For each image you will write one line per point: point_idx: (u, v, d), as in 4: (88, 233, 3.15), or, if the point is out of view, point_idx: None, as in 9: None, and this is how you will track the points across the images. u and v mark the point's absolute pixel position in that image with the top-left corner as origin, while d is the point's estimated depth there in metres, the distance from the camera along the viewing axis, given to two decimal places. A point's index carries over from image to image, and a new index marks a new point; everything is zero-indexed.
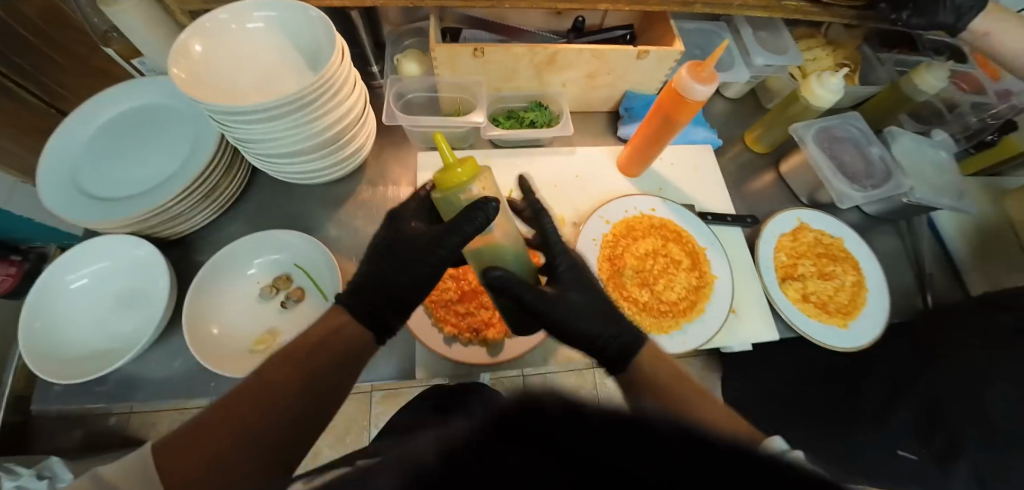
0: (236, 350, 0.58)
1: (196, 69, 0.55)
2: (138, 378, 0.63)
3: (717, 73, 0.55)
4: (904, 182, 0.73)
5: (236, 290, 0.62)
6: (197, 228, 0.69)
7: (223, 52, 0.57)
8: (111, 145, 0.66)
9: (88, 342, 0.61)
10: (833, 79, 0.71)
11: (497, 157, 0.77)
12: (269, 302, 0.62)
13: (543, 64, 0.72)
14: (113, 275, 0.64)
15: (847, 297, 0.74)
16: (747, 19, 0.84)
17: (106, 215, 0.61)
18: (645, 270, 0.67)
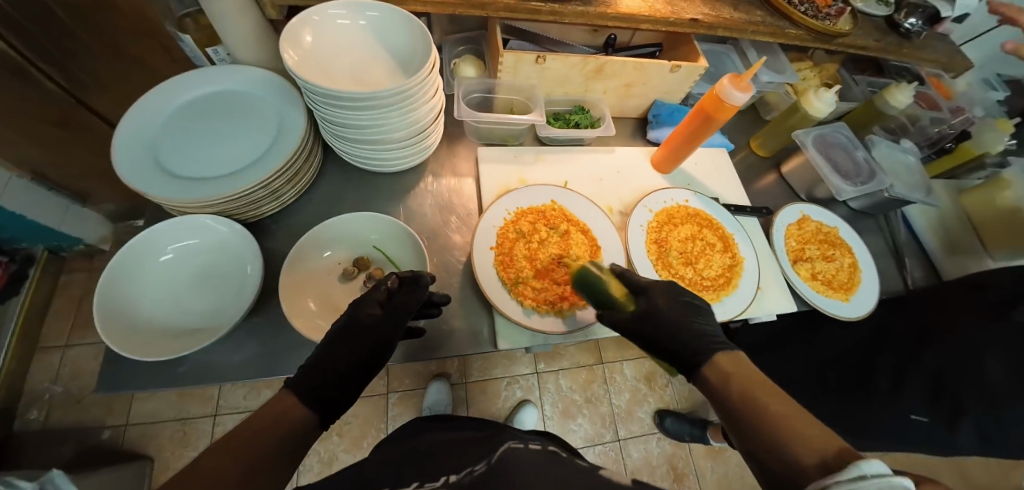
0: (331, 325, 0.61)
1: (302, 54, 0.60)
2: (216, 360, 0.64)
3: (751, 83, 0.66)
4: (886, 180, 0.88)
5: (322, 270, 0.65)
6: (273, 213, 0.72)
7: (326, 43, 0.63)
8: (194, 132, 0.69)
9: (173, 319, 0.62)
10: (828, 94, 0.85)
11: (549, 154, 0.85)
12: (353, 281, 0.66)
13: (591, 73, 0.81)
14: (192, 254, 0.66)
15: (846, 276, 0.87)
16: (750, 43, 0.98)
17: (188, 192, 0.63)
18: (687, 251, 0.77)
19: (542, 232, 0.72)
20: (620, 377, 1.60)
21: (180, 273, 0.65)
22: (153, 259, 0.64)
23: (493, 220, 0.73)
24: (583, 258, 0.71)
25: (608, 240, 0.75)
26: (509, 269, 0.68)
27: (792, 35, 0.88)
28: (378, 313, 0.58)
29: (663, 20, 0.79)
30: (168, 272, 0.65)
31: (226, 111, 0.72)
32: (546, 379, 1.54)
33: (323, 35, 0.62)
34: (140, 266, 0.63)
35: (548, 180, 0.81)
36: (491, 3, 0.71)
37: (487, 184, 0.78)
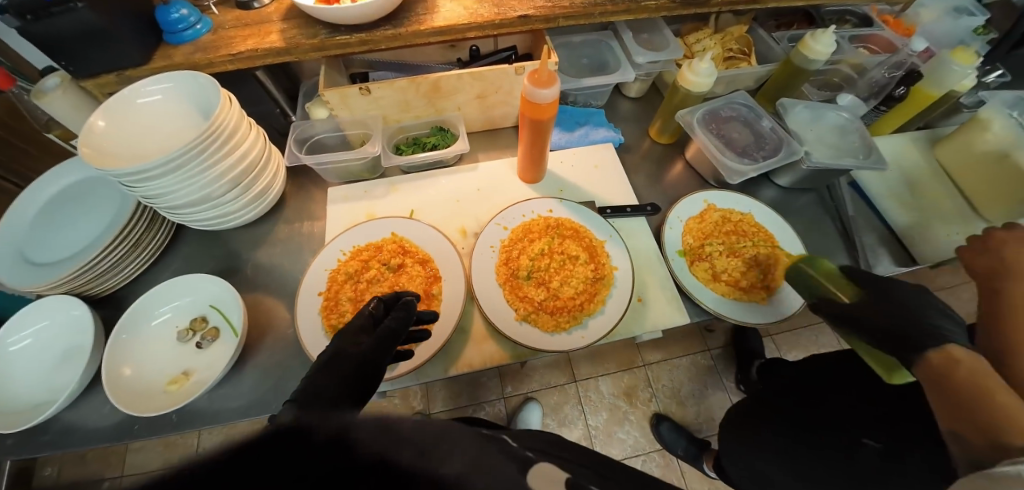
0: (148, 391, 0.61)
1: (103, 142, 0.61)
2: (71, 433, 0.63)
3: (554, 73, 0.58)
4: (797, 148, 0.74)
5: (156, 334, 0.67)
6: (126, 283, 0.74)
7: (126, 125, 0.64)
8: (54, 218, 0.73)
9: (24, 403, 0.63)
10: (703, 64, 0.74)
11: (403, 182, 0.81)
12: (186, 344, 0.67)
13: (430, 92, 0.77)
14: (52, 334, 0.68)
15: (762, 271, 0.72)
16: (627, 24, 0.89)
17: (41, 275, 0.67)
18: (541, 269, 0.68)
19: (373, 269, 0.68)
20: (596, 394, 1.48)
21: (38, 353, 0.66)
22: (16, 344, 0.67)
23: (326, 263, 0.70)
24: (415, 292, 0.66)
25: (449, 268, 0.69)
26: (332, 314, 0.65)
27: (654, 7, 0.78)
28: (367, 341, 0.50)
29: (488, 24, 0.73)
30: (26, 355, 0.66)
31: (89, 191, 0.76)
32: (513, 404, 1.46)
33: (121, 123, 0.64)
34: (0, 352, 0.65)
35: (396, 211, 0.77)
36: (296, 46, 0.70)
37: (331, 225, 0.76)
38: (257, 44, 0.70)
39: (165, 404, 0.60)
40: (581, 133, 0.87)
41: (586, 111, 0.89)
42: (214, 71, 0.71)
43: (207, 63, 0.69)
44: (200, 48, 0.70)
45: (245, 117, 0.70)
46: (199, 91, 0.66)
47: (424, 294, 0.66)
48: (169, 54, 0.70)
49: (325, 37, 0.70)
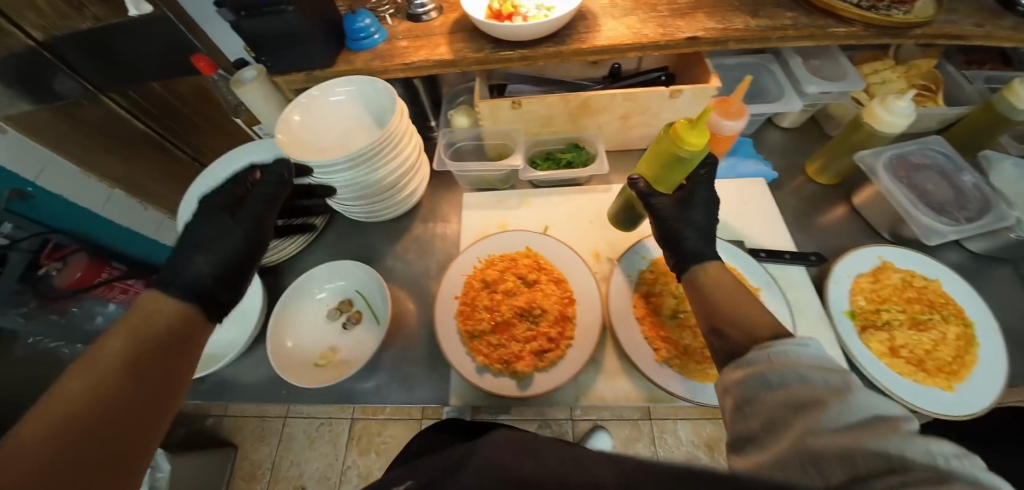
0: (303, 362, 0.67)
1: (294, 133, 0.69)
2: (226, 388, 0.70)
3: (746, 106, 0.54)
4: (1010, 214, 0.64)
5: (309, 309, 0.72)
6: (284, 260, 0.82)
7: (312, 120, 0.72)
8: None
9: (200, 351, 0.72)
10: (902, 102, 0.65)
11: (535, 196, 0.80)
12: (333, 323, 0.72)
13: (576, 110, 0.76)
14: None
15: (950, 353, 0.62)
16: (795, 49, 0.81)
17: None
18: (686, 310, 0.64)
19: (510, 282, 0.68)
20: (672, 438, 1.37)
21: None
22: None
23: (463, 269, 0.71)
24: (551, 312, 0.65)
25: (586, 292, 0.67)
26: (469, 321, 0.65)
27: (845, 34, 0.70)
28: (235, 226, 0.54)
29: (652, 44, 0.70)
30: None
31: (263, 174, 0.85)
32: (582, 430, 1.40)
33: (312, 116, 0.71)
34: None
35: (530, 224, 0.77)
36: (462, 59, 0.73)
37: (465, 233, 0.78)
38: (428, 55, 0.74)
39: (315, 377, 0.65)
40: (727, 163, 0.81)
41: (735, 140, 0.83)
42: (386, 77, 0.76)
43: (382, 70, 0.75)
44: (377, 56, 0.75)
45: (410, 129, 0.74)
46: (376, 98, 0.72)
47: (560, 315, 0.64)
48: (350, 59, 0.77)
49: (490, 52, 0.72)
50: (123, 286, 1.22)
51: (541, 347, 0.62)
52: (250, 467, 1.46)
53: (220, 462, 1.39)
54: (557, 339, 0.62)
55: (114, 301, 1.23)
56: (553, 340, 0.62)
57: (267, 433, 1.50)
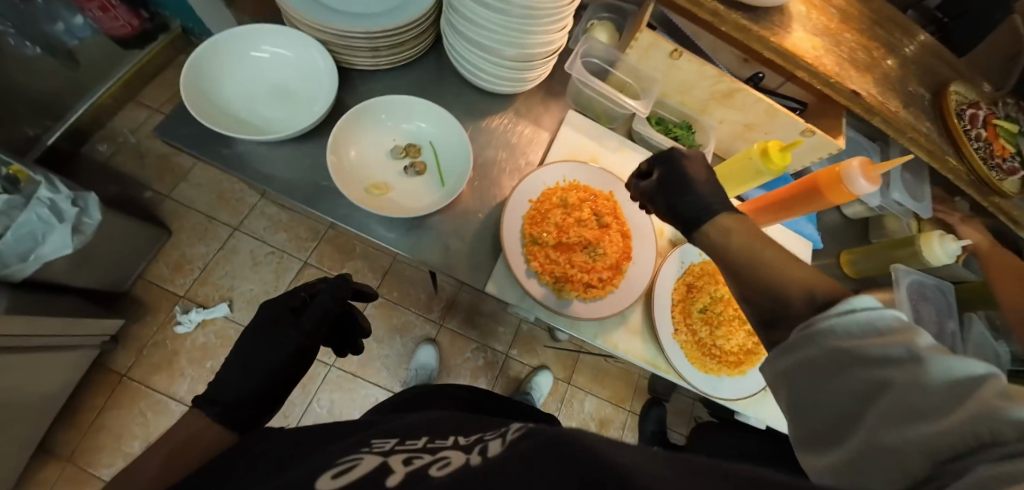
0: (357, 185, 0.63)
1: None
2: (260, 169, 0.67)
3: (884, 179, 0.60)
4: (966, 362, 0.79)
5: (374, 139, 0.67)
6: (361, 67, 0.75)
7: None
8: None
9: (231, 110, 0.67)
10: (955, 243, 0.76)
11: (633, 149, 0.80)
12: (392, 160, 0.68)
13: (719, 94, 0.75)
14: (278, 63, 0.70)
15: None
16: (900, 154, 0.87)
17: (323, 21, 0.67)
18: (713, 312, 0.70)
19: (585, 213, 0.69)
20: (578, 405, 1.59)
21: (253, 74, 0.70)
22: (249, 56, 0.70)
23: (545, 178, 0.71)
24: (610, 258, 0.67)
25: (644, 257, 0.70)
26: (534, 227, 0.66)
27: (950, 165, 0.78)
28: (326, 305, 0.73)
29: (822, 76, 0.70)
30: (241, 69, 0.69)
31: None
32: (512, 370, 1.57)
33: None
34: (237, 59, 0.69)
35: (619, 172, 0.77)
36: None
37: (557, 145, 0.77)
38: None
39: (369, 204, 0.63)
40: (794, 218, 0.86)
41: None
42: None
43: None
44: None
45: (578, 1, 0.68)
46: None
47: (616, 264, 0.67)
48: None
49: None
50: (105, 7, 1.27)
51: (590, 281, 0.65)
52: (176, 257, 1.48)
53: (150, 241, 1.41)
54: (606, 282, 0.66)
55: (90, 16, 1.28)
56: (603, 281, 0.66)
57: (210, 235, 1.51)
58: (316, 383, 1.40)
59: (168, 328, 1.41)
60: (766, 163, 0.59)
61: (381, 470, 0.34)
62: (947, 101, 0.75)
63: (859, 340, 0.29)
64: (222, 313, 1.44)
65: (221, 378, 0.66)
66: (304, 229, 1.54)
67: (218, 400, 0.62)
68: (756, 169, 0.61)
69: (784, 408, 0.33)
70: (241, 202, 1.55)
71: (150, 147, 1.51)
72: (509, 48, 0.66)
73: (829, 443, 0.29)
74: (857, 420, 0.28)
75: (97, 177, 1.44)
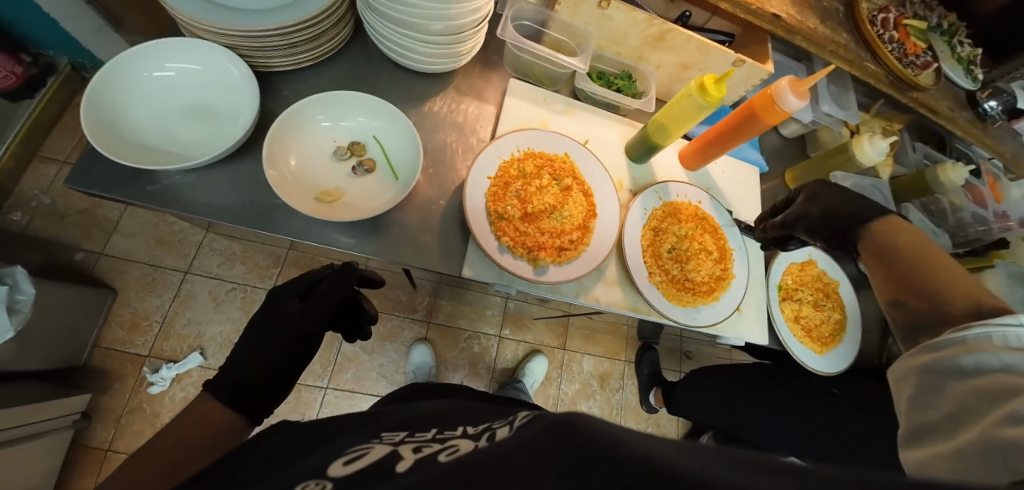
0: (304, 194, 0.60)
1: None
2: (200, 196, 0.62)
3: (811, 91, 0.62)
4: None
5: (315, 144, 0.64)
6: (282, 68, 0.70)
7: None
8: None
9: (144, 140, 0.61)
10: (882, 141, 0.81)
11: (580, 108, 0.80)
12: (337, 163, 0.65)
13: (651, 38, 0.76)
14: (188, 83, 0.65)
15: (828, 330, 0.84)
16: (824, 69, 0.93)
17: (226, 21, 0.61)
18: (681, 249, 0.74)
19: (544, 179, 0.69)
20: (576, 367, 1.64)
21: (161, 100, 0.64)
22: (152, 81, 0.64)
23: (499, 152, 0.69)
24: (577, 218, 0.68)
25: (607, 210, 0.72)
26: (498, 203, 0.65)
27: (871, 71, 0.83)
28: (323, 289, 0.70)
29: (744, 5, 0.72)
30: (149, 98, 0.63)
31: None
32: (508, 349, 1.59)
33: None
34: (139, 87, 0.63)
35: (570, 132, 0.77)
36: None
37: (506, 116, 0.75)
38: None
39: (323, 212, 0.60)
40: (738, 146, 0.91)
41: None
42: None
43: None
44: None
45: None
46: None
47: (583, 223, 0.69)
48: None
49: None
50: None
51: (562, 244, 0.66)
52: (130, 315, 1.38)
53: (95, 302, 1.30)
54: (576, 242, 0.67)
55: None
56: (573, 242, 0.67)
57: (159, 284, 1.41)
58: (316, 408, 1.36)
59: (141, 390, 1.33)
60: (699, 94, 0.61)
61: (389, 460, 0.32)
62: (859, 10, 0.80)
63: (1006, 370, 0.35)
64: (196, 363, 1.36)
65: (229, 361, 0.63)
66: (262, 255, 1.47)
67: (228, 379, 0.61)
68: (693, 102, 0.63)
69: (905, 403, 0.45)
70: (184, 243, 1.45)
71: (69, 205, 1.40)
72: (436, 23, 0.63)
73: (930, 437, 0.38)
74: (973, 417, 0.35)
75: (20, 246, 1.31)
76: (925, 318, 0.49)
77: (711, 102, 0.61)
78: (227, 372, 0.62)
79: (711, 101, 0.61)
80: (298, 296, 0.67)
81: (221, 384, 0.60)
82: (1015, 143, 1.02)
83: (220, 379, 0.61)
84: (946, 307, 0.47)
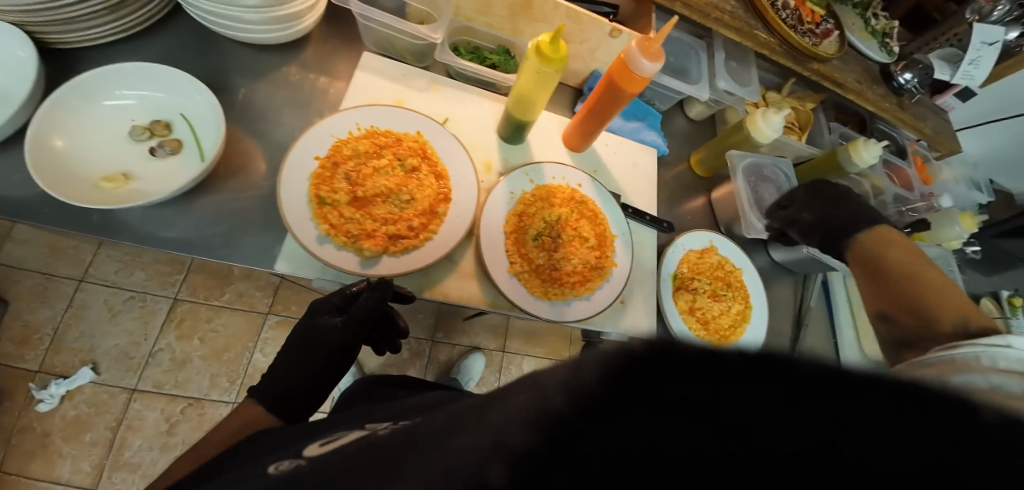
0: (87, 179, 0.56)
1: None
2: None
3: (663, 52, 0.55)
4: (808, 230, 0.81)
5: (107, 123, 0.59)
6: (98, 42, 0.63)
7: None
8: None
9: None
10: (777, 116, 0.75)
11: (447, 85, 0.73)
12: (136, 142, 0.60)
13: (517, 6, 0.69)
14: None
15: (728, 322, 0.77)
16: (723, 44, 0.87)
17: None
18: (549, 236, 0.66)
19: (384, 160, 0.61)
20: (516, 370, 1.56)
21: None
22: None
23: (334, 130, 0.62)
24: (420, 203, 0.61)
25: (463, 194, 0.64)
26: (324, 186, 0.58)
27: (764, 41, 0.78)
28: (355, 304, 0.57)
29: None
30: None
31: None
32: (442, 353, 1.50)
33: None
34: None
35: (429, 111, 0.70)
36: None
37: (355, 93, 0.67)
38: None
39: (110, 200, 0.56)
40: (634, 127, 0.84)
41: (645, 108, 0.86)
42: None
43: None
44: None
45: None
46: None
47: (429, 209, 0.61)
48: None
49: None
50: None
51: (398, 231, 0.58)
52: (21, 328, 1.26)
53: None
54: (418, 230, 0.60)
55: None
56: (414, 230, 0.60)
57: (51, 294, 1.29)
58: None
59: (29, 409, 1.20)
60: (533, 57, 0.54)
61: (379, 455, 0.24)
62: None
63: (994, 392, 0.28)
64: (86, 379, 1.25)
65: (274, 365, 0.55)
66: (166, 261, 1.38)
67: (273, 384, 0.53)
68: (530, 66, 0.56)
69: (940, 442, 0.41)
70: (80, 249, 1.34)
71: None
72: None
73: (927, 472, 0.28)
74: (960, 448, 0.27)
75: None
76: (912, 334, 0.48)
77: (548, 67, 0.54)
78: (269, 378, 0.54)
79: (547, 66, 0.54)
80: (336, 308, 0.56)
81: (279, 400, 0.52)
82: (934, 121, 0.97)
83: (259, 389, 0.53)
84: (934, 324, 0.46)
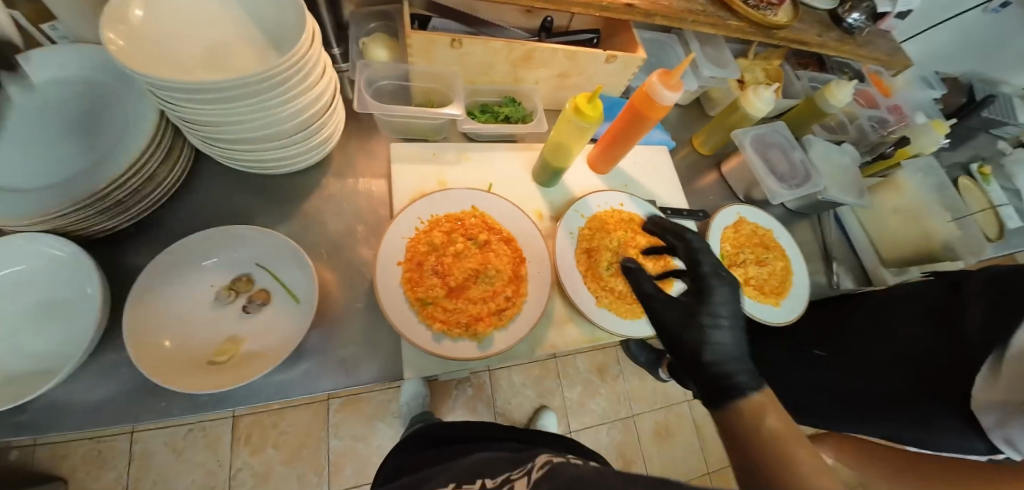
0: (194, 360, 0.52)
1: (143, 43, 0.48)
2: (65, 409, 0.49)
3: (683, 82, 0.61)
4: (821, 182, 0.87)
5: (190, 295, 0.57)
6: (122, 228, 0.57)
7: (168, 25, 0.51)
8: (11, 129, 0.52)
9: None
10: (767, 93, 0.82)
11: (474, 150, 0.76)
12: (227, 308, 0.58)
13: (518, 60, 0.73)
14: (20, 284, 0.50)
15: (778, 280, 0.86)
16: (694, 34, 0.94)
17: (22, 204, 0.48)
18: (619, 261, 0.72)
19: (459, 244, 0.64)
20: (574, 370, 1.58)
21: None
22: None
23: (402, 231, 0.64)
24: (505, 272, 0.64)
25: (534, 249, 0.68)
26: (418, 287, 0.60)
27: (733, 26, 0.85)
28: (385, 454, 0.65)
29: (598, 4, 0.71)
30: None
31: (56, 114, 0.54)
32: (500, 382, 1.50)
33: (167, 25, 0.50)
34: None
35: (470, 181, 0.72)
36: None
37: (398, 186, 0.69)
38: None
39: (223, 371, 0.53)
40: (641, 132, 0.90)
41: None
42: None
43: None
44: None
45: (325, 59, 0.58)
46: (280, 26, 0.55)
47: (513, 275, 0.65)
48: None
49: None
50: None
51: (498, 305, 0.62)
52: None
53: None
54: (513, 297, 0.63)
55: None
56: (510, 298, 0.63)
57: None
58: None
59: None
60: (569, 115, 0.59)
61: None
62: None
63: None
64: None
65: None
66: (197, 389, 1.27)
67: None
68: (564, 121, 0.61)
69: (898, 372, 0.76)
70: None
71: None
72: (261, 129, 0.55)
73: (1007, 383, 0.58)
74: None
75: None
76: None
77: (582, 121, 0.59)
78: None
79: (580, 119, 0.59)
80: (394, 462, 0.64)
81: None
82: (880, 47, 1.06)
83: None
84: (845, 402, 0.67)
